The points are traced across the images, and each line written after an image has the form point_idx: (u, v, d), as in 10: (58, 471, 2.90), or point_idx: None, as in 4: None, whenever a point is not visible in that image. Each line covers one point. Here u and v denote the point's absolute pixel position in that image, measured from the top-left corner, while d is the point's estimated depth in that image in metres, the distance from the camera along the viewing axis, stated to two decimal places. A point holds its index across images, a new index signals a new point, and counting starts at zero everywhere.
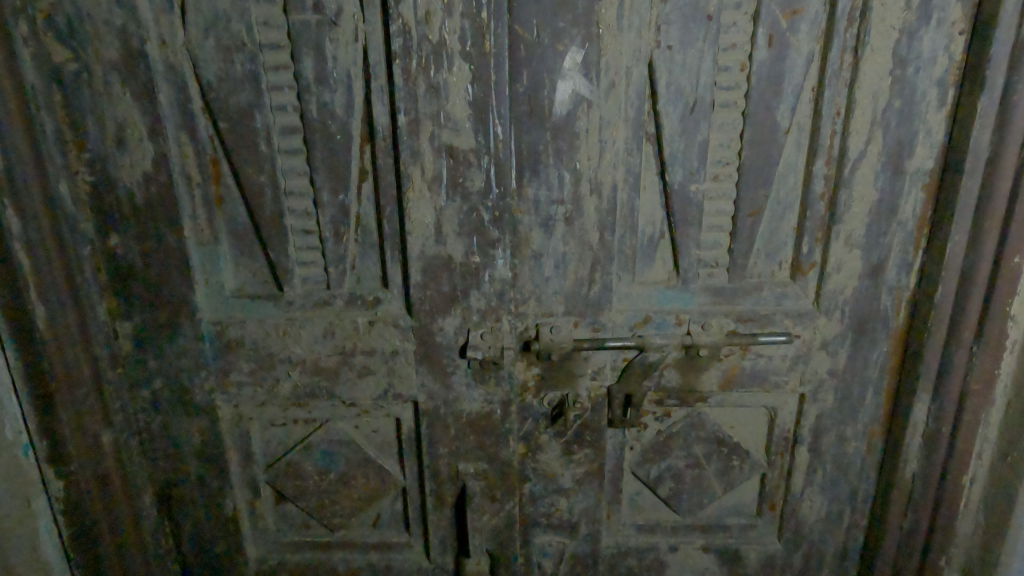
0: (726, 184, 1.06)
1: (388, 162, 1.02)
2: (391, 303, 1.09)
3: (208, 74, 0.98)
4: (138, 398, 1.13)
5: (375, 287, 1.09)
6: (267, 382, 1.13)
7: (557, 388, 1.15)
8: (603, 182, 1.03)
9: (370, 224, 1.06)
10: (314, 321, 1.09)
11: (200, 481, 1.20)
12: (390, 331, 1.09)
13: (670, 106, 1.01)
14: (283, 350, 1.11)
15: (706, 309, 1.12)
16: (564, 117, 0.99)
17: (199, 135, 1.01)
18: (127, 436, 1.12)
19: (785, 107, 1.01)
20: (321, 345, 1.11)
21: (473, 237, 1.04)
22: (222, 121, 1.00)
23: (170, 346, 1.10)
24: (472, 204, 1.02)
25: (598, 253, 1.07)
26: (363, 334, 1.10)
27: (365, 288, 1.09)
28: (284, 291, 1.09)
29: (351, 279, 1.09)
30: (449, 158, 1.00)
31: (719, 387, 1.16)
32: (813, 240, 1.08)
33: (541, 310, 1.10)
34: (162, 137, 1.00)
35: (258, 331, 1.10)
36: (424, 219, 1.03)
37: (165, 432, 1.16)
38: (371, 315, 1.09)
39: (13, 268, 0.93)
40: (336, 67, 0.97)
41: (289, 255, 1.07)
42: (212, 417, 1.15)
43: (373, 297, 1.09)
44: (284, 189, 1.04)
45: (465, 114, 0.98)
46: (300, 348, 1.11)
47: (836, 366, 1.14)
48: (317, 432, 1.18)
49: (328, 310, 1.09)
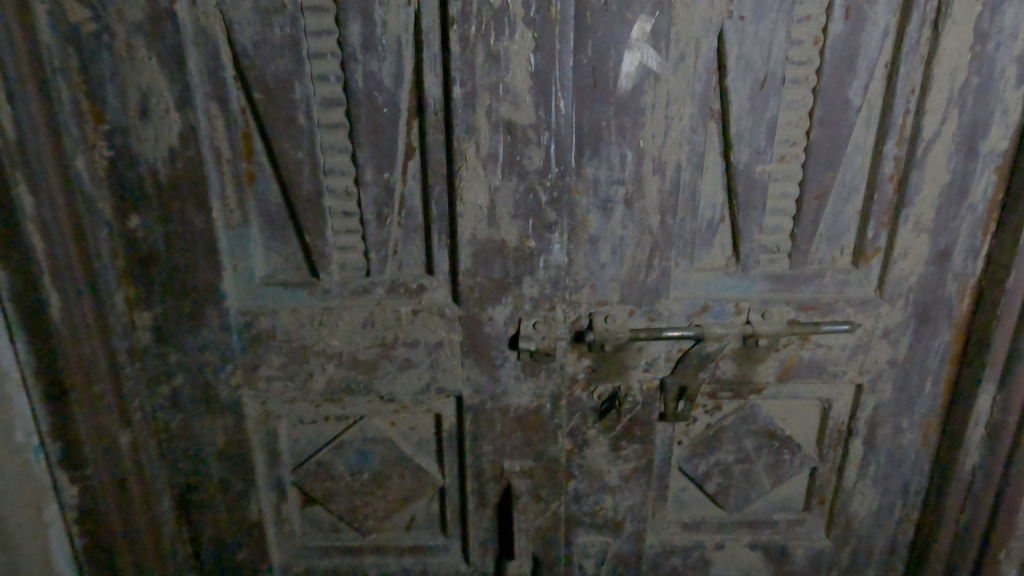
0: (792, 165, 1.01)
1: (439, 137, 0.93)
2: (436, 291, 1.01)
3: (244, 39, 0.89)
4: (157, 396, 1.03)
5: (418, 275, 1.01)
6: (298, 377, 1.05)
7: (608, 380, 1.09)
8: (666, 161, 0.97)
9: (416, 205, 0.98)
10: (353, 311, 1.01)
11: (222, 485, 1.10)
12: (435, 321, 1.02)
13: (739, 82, 0.96)
14: (318, 342, 1.03)
15: (766, 297, 1.07)
16: (629, 92, 0.93)
17: (231, 107, 0.92)
18: (145, 435, 1.03)
19: (858, 84, 0.96)
20: (360, 336, 1.02)
21: (530, 220, 0.97)
22: (257, 91, 0.91)
23: (193, 339, 1.01)
24: (529, 184, 0.95)
25: (658, 237, 1.01)
26: (406, 324, 1.02)
27: (408, 275, 1.01)
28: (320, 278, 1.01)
29: (393, 265, 1.01)
30: (506, 134, 0.93)
31: (776, 379, 1.11)
32: (879, 224, 1.03)
33: (595, 298, 1.04)
34: (191, 108, 0.90)
35: (291, 322, 1.01)
36: (476, 200, 0.95)
37: (185, 433, 1.06)
38: (414, 304, 1.01)
39: (26, 254, 0.84)
40: (385, 33, 0.89)
41: (327, 239, 0.99)
42: (237, 416, 1.06)
43: (417, 285, 1.01)
44: (324, 166, 0.96)
45: (526, 86, 0.91)
46: (337, 340, 1.02)
47: (896, 355, 1.10)
48: (351, 429, 1.10)
49: (368, 299, 1.01)
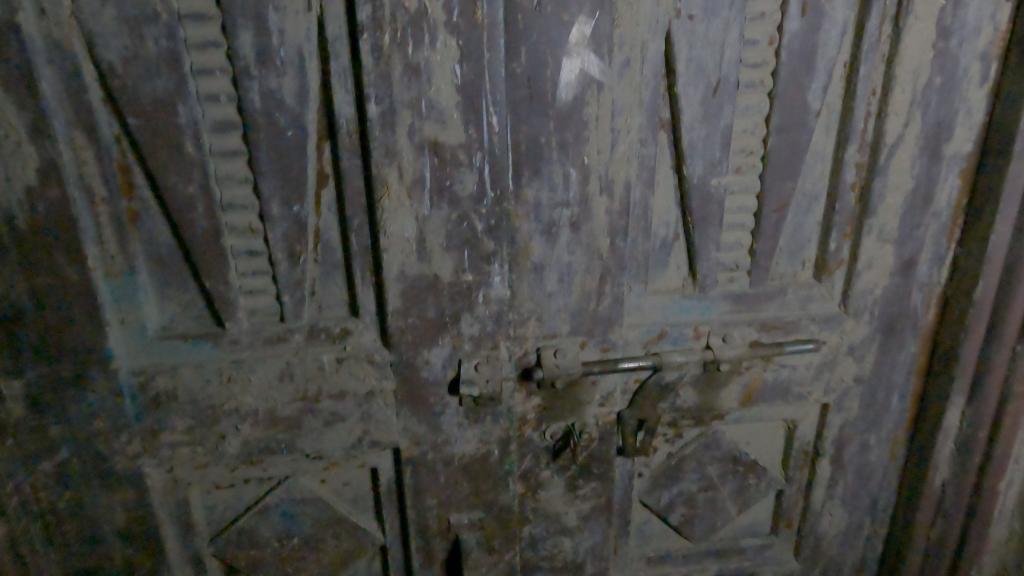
0: (749, 176, 0.92)
1: (356, 163, 0.81)
2: (363, 335, 0.89)
3: (110, 54, 0.74)
4: (37, 474, 0.88)
5: (341, 316, 0.89)
6: (208, 440, 0.91)
7: (562, 418, 1.00)
8: (614, 179, 0.87)
9: (333, 239, 0.86)
10: (268, 363, 0.88)
11: (127, 563, 0.96)
12: (364, 368, 0.90)
13: (690, 88, 0.86)
14: (229, 401, 0.89)
15: (727, 318, 0.98)
16: (570, 103, 0.83)
17: (101, 135, 0.77)
18: (25, 521, 0.89)
19: (816, 87, 0.88)
20: (277, 391, 0.89)
21: (465, 252, 0.86)
22: (132, 116, 0.77)
23: (79, 406, 0.86)
24: (462, 212, 0.84)
25: (608, 261, 0.92)
26: (330, 374, 0.89)
27: (329, 318, 0.89)
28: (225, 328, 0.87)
29: (311, 307, 0.88)
30: (433, 157, 0.81)
31: (739, 404, 1.04)
32: (841, 235, 0.96)
33: (542, 331, 0.94)
34: (50, 139, 0.75)
35: (194, 381, 0.87)
36: (403, 232, 0.83)
37: (77, 512, 0.91)
38: (338, 351, 0.89)
39: None
40: (283, 43, 0.75)
41: (230, 283, 0.85)
42: (141, 489, 0.92)
43: (340, 329, 0.88)
44: (221, 200, 0.81)
45: (454, 101, 0.79)
46: (251, 396, 0.89)
47: (862, 371, 1.04)
48: (275, 491, 0.96)
49: (284, 347, 0.88)
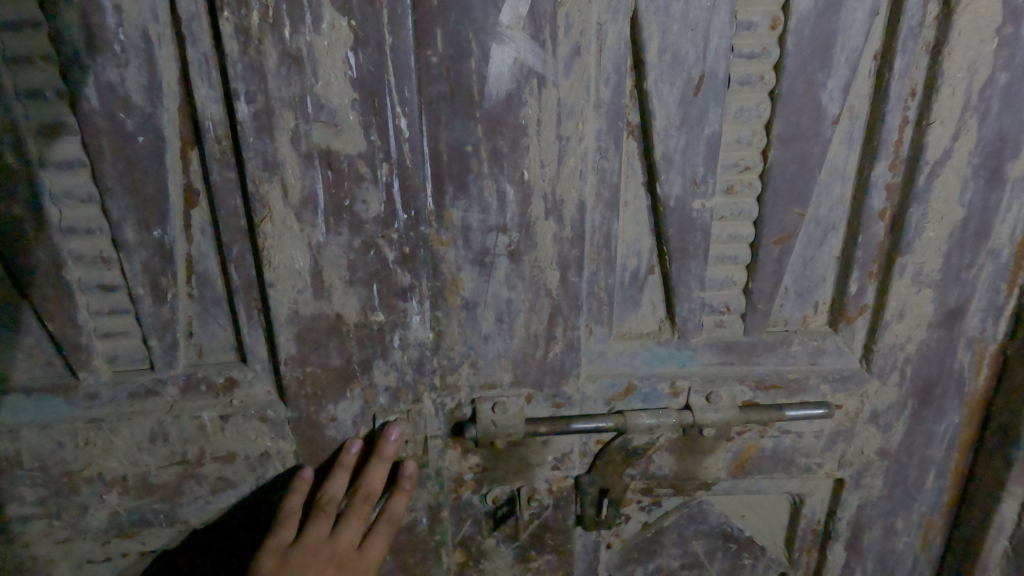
0: (744, 198, 0.72)
1: (228, 176, 0.65)
2: (254, 385, 0.74)
3: None
4: None
5: (228, 362, 0.74)
6: (69, 510, 0.77)
7: (506, 482, 0.82)
8: (564, 199, 0.69)
9: (212, 270, 0.70)
10: (133, 424, 0.73)
11: None
12: (255, 428, 0.75)
13: (664, 85, 0.67)
14: (88, 467, 0.74)
15: (712, 372, 0.79)
16: (504, 102, 0.65)
17: None
18: None
19: (835, 85, 0.67)
20: (147, 455, 0.75)
21: (374, 286, 0.70)
22: None
23: None
24: (365, 237, 0.68)
25: (560, 300, 0.74)
26: (212, 435, 0.75)
27: (212, 364, 0.74)
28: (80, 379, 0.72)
29: (187, 352, 0.73)
30: (327, 169, 0.65)
31: (730, 474, 0.84)
32: (865, 275, 0.75)
33: (479, 380, 0.77)
34: None
35: (43, 445, 0.73)
36: (292, 263, 0.68)
37: None
38: (221, 408, 0.74)
39: None
40: (121, 24, 0.58)
41: (82, 325, 0.70)
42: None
43: (223, 378, 0.73)
44: (59, 224, 0.65)
45: (349, 98, 0.62)
46: (114, 461, 0.74)
47: (888, 443, 0.83)
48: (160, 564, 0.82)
49: (156, 403, 0.73)
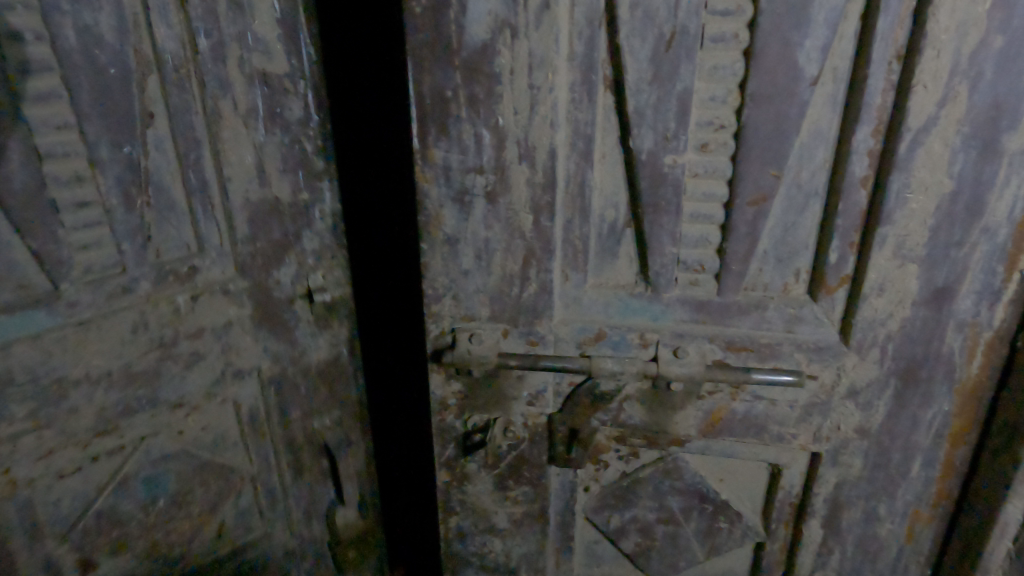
0: (718, 157, 0.73)
1: (185, 98, 0.81)
2: (212, 269, 0.89)
3: None
4: None
5: (185, 255, 0.86)
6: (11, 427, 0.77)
7: (485, 411, 0.89)
8: (536, 146, 0.74)
9: (167, 179, 0.83)
10: (118, 317, 0.82)
11: None
12: (223, 300, 0.91)
13: (636, 40, 0.69)
14: (76, 367, 0.80)
15: (683, 329, 0.81)
16: (480, 51, 0.70)
17: None
18: None
19: (813, 45, 0.67)
20: (129, 345, 0.84)
21: (298, 173, 0.95)
22: None
23: None
24: (293, 136, 0.93)
25: (533, 243, 0.79)
26: (184, 314, 0.87)
27: (173, 258, 0.85)
28: (66, 290, 0.78)
29: (151, 254, 0.83)
30: (264, 86, 0.88)
31: (701, 433, 0.86)
32: (845, 244, 0.74)
33: (460, 312, 0.84)
34: None
35: (34, 355, 0.76)
36: (243, 160, 0.88)
37: None
38: (191, 289, 0.87)
39: None
40: None
41: (59, 241, 0.76)
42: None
43: (187, 268, 0.87)
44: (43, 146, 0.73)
45: (273, 31, 0.87)
46: (100, 360, 0.82)
47: (868, 423, 0.80)
48: (134, 456, 0.89)
49: (132, 298, 0.83)
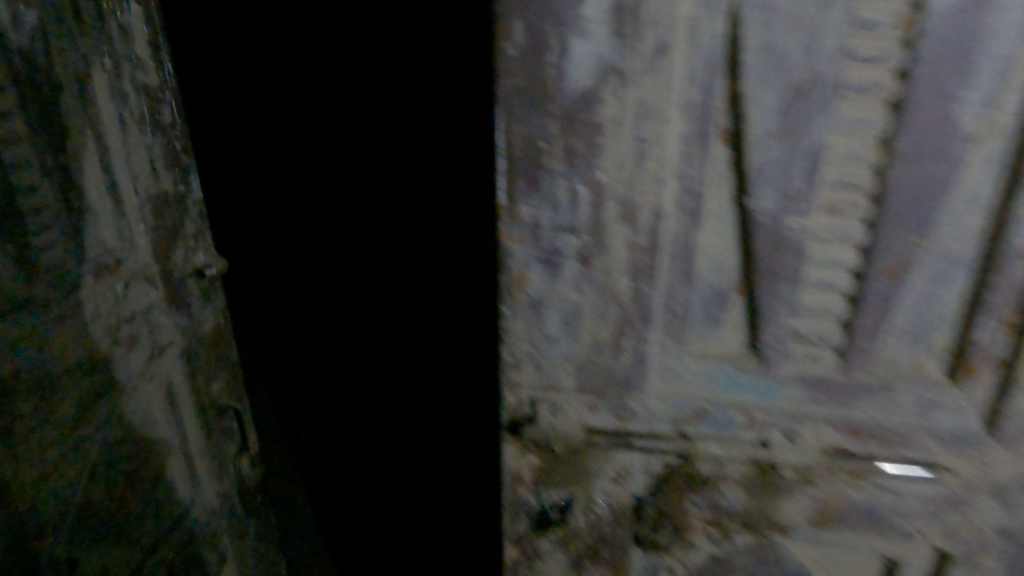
0: (850, 219, 0.64)
1: (121, 111, 0.99)
2: (128, 260, 1.02)
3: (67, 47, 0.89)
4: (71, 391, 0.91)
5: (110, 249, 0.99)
6: (131, 372, 1.03)
7: (564, 487, 0.81)
8: (641, 205, 0.65)
9: (108, 174, 0.98)
10: (108, 296, 0.98)
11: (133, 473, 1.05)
12: (144, 284, 1.05)
13: (765, 88, 0.61)
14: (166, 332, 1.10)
15: (798, 411, 0.71)
16: (582, 100, 0.62)
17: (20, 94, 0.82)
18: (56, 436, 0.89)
19: (977, 98, 0.57)
20: (100, 321, 0.96)
21: (171, 169, 1.11)
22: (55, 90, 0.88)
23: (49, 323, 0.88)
24: (169, 137, 1.10)
25: (629, 309, 0.70)
26: (125, 299, 1.01)
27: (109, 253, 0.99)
28: (108, 273, 0.98)
29: (109, 240, 0.99)
30: (146, 96, 1.04)
31: (811, 523, 0.76)
32: (999, 323, 0.64)
33: (541, 381, 0.75)
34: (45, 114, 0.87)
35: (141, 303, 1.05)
36: (142, 159, 1.04)
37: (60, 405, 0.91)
38: (101, 267, 0.97)
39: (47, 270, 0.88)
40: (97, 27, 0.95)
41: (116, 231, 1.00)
42: (127, 446, 1.03)
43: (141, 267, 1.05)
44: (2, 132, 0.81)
45: (144, 48, 1.04)
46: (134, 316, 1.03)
47: (1013, 524, 0.70)
48: (173, 400, 1.14)
49: (122, 281, 1.01)
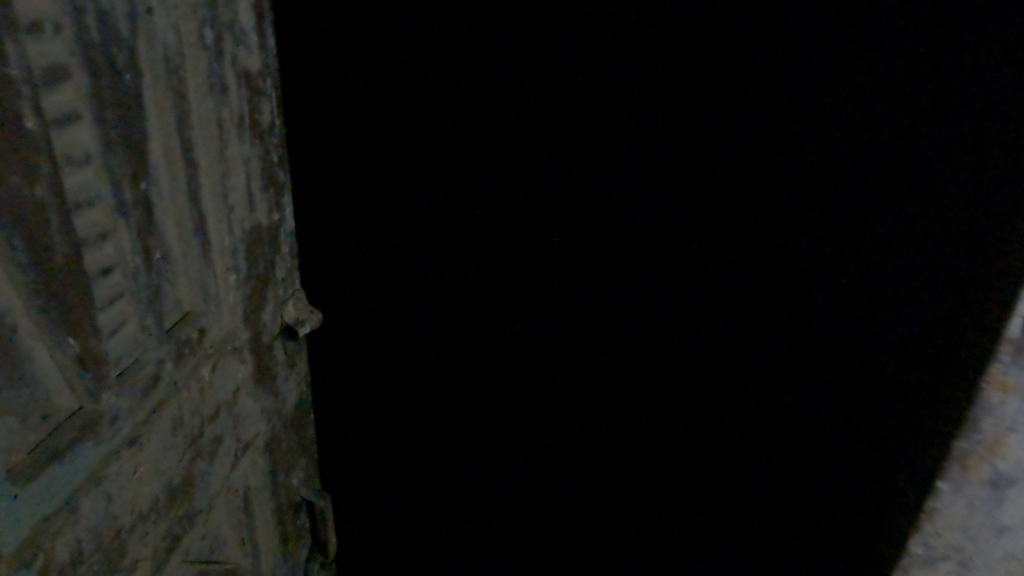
0: None
1: (216, 112, 0.67)
2: (215, 328, 0.71)
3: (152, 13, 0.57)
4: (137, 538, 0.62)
5: (194, 315, 0.68)
6: (209, 486, 0.74)
7: None
8: None
9: (198, 205, 0.67)
10: (190, 387, 0.68)
11: None
12: (231, 361, 0.74)
13: None
14: (250, 419, 0.80)
15: None
16: None
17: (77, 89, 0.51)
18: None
19: None
20: (181, 426, 0.67)
21: (269, 192, 0.79)
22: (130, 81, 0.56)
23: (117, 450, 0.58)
24: (268, 146, 0.77)
25: None
26: (210, 388, 0.71)
27: (193, 322, 0.68)
28: (192, 352, 0.68)
29: (192, 303, 0.68)
30: (247, 87, 0.72)
31: None
32: None
33: None
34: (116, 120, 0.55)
35: (228, 386, 0.75)
36: (238, 180, 0.72)
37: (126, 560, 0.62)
38: (186, 346, 0.67)
39: (113, 366, 0.58)
40: None
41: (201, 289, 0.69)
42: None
43: (227, 335, 0.74)
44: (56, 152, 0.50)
45: (250, 16, 0.71)
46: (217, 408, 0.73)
47: None
48: (252, 505, 0.85)
49: (208, 360, 0.71)
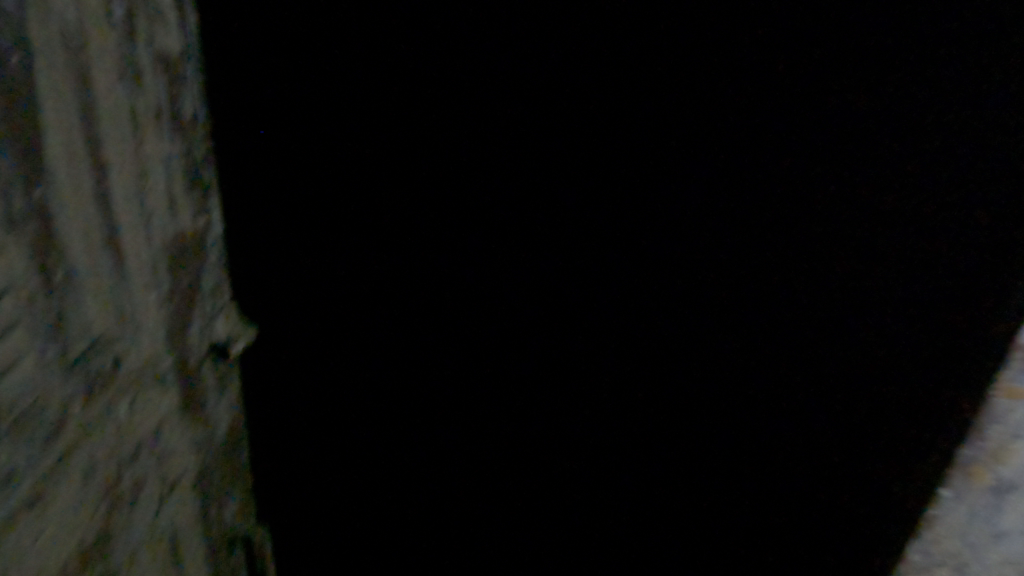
0: None
1: (129, 106, 0.59)
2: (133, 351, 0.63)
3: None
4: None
5: (111, 338, 0.60)
6: (133, 527, 0.66)
7: None
8: None
9: (112, 212, 0.58)
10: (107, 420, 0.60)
11: None
12: (152, 387, 0.66)
13: None
14: (175, 452, 0.72)
15: None
16: None
17: None
18: None
19: None
20: (97, 465, 0.59)
21: (188, 197, 0.70)
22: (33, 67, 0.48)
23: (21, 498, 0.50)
24: (185, 144, 0.69)
25: None
26: (128, 420, 0.63)
27: (109, 345, 0.59)
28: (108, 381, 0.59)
29: (109, 324, 0.59)
30: (159, 78, 0.64)
31: None
32: None
33: None
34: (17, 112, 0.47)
35: (150, 417, 0.66)
36: (154, 181, 0.64)
37: None
38: (101, 374, 0.58)
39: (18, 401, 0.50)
40: None
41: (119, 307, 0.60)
42: None
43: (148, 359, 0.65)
44: None
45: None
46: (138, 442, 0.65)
47: None
48: (183, 546, 0.76)
49: (126, 388, 0.62)
